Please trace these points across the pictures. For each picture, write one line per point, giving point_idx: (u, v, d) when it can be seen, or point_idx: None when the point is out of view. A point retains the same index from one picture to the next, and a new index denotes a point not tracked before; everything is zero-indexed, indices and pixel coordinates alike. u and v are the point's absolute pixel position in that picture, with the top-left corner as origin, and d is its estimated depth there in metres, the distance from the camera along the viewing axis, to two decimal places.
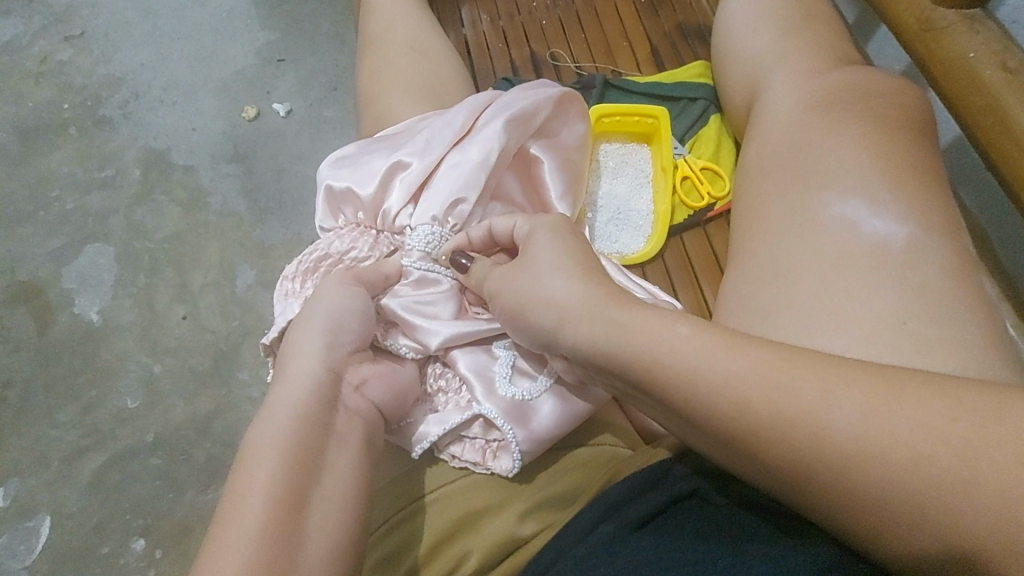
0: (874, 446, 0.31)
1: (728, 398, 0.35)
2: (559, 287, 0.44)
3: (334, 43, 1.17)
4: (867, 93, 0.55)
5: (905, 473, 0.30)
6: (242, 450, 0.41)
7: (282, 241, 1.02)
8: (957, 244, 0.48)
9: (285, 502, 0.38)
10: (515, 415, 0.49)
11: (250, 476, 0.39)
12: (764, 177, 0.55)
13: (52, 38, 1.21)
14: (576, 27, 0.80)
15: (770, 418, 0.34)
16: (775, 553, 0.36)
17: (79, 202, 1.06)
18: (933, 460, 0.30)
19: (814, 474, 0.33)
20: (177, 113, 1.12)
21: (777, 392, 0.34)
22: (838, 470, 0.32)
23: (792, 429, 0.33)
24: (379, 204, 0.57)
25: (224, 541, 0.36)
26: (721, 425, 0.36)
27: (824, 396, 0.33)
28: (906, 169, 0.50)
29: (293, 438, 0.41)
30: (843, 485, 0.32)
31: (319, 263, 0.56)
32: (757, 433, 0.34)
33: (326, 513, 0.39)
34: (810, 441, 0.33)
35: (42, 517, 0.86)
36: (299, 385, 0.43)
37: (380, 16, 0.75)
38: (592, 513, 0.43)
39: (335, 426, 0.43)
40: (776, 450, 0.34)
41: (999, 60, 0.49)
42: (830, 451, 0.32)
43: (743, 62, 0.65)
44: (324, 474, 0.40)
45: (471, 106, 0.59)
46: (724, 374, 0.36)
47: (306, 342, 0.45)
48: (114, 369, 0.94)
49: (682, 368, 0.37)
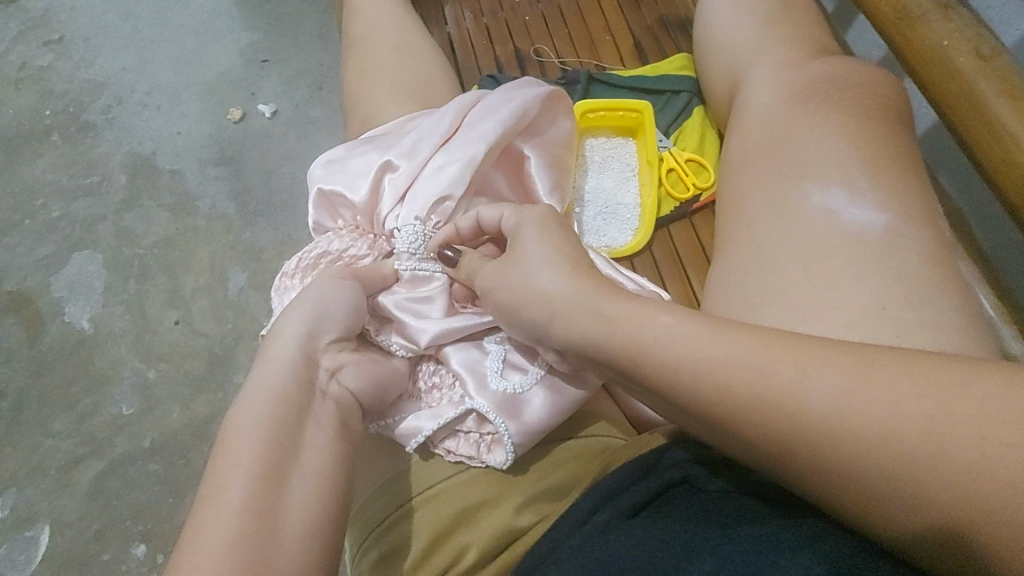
0: (850, 424, 0.32)
1: (712, 382, 0.36)
2: (544, 278, 0.44)
3: (318, 42, 1.17)
4: (845, 83, 0.56)
5: (878, 450, 0.32)
6: (221, 432, 0.42)
7: (271, 242, 1.02)
8: (934, 230, 0.49)
9: (263, 480, 0.39)
10: (507, 409, 0.50)
11: (229, 455, 0.40)
12: (745, 168, 0.57)
13: (31, 44, 1.20)
14: (559, 22, 0.81)
15: (750, 401, 0.35)
16: (766, 532, 0.37)
17: (66, 210, 1.06)
18: (907, 436, 0.31)
19: (794, 453, 0.34)
20: (162, 117, 1.12)
21: (757, 376, 0.35)
22: (817, 449, 0.33)
23: (772, 411, 0.35)
24: (368, 208, 0.58)
25: (207, 516, 0.37)
26: (704, 407, 0.37)
27: (800, 376, 0.34)
28: (883, 156, 0.51)
29: (271, 419, 0.41)
30: (821, 463, 0.33)
31: (318, 260, 0.57)
32: (738, 416, 0.36)
33: (311, 497, 0.40)
34: (789, 422, 0.34)
35: (42, 526, 0.86)
36: (278, 367, 0.44)
37: (362, 16, 0.75)
38: (587, 501, 0.44)
39: (313, 410, 0.43)
40: (757, 431, 0.35)
41: (973, 47, 0.51)
42: (807, 429, 0.33)
43: (724, 54, 0.66)
44: (312, 468, 0.41)
45: (456, 106, 0.60)
46: (706, 359, 0.37)
47: (289, 328, 0.46)
48: (109, 376, 0.94)
49: (666, 356, 0.38)
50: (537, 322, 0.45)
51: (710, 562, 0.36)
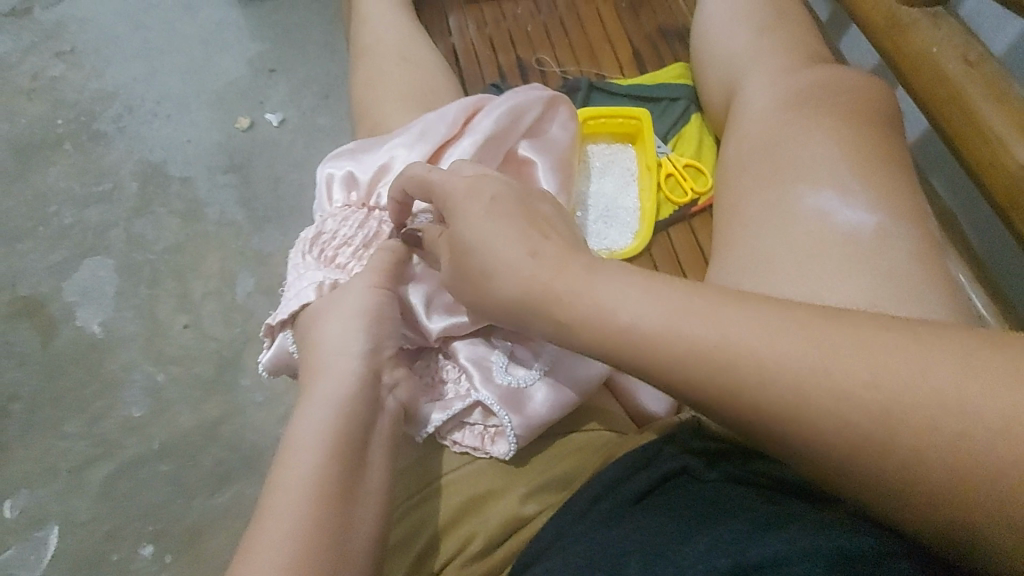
0: (812, 402, 0.31)
1: (673, 359, 0.34)
2: (514, 251, 0.39)
3: (325, 52, 1.19)
4: (837, 89, 0.58)
5: (854, 417, 0.30)
6: (282, 446, 0.44)
7: (279, 248, 1.04)
8: (923, 229, 0.50)
9: (331, 496, 0.41)
10: (510, 402, 0.50)
11: (293, 470, 0.41)
12: (742, 173, 0.58)
13: (44, 55, 1.23)
14: (560, 32, 0.83)
15: (724, 372, 0.33)
16: (758, 513, 0.38)
17: (78, 217, 1.08)
18: (881, 404, 0.30)
19: (769, 423, 0.32)
20: (171, 125, 1.14)
21: (733, 344, 0.33)
22: (791, 418, 0.32)
23: (748, 382, 0.32)
24: (377, 187, 0.60)
25: (274, 529, 0.39)
26: (680, 380, 0.34)
27: (764, 349, 0.32)
28: (873, 160, 0.53)
29: (338, 434, 0.43)
30: (796, 430, 0.32)
31: (316, 242, 0.58)
32: (713, 388, 0.33)
33: (373, 512, 0.42)
34: (765, 392, 0.32)
35: (52, 526, 0.88)
36: (342, 381, 0.45)
37: (370, 27, 0.77)
38: (590, 491, 0.45)
39: (378, 426, 0.46)
40: (717, 406, 0.33)
41: (960, 54, 0.54)
42: (769, 405, 0.32)
43: (721, 62, 0.68)
44: (369, 479, 0.43)
45: (500, 113, 0.62)
46: (671, 335, 0.34)
47: (349, 342, 0.47)
48: (120, 379, 0.96)
49: (641, 327, 0.35)
50: (503, 313, 0.41)
51: (705, 541, 0.37)
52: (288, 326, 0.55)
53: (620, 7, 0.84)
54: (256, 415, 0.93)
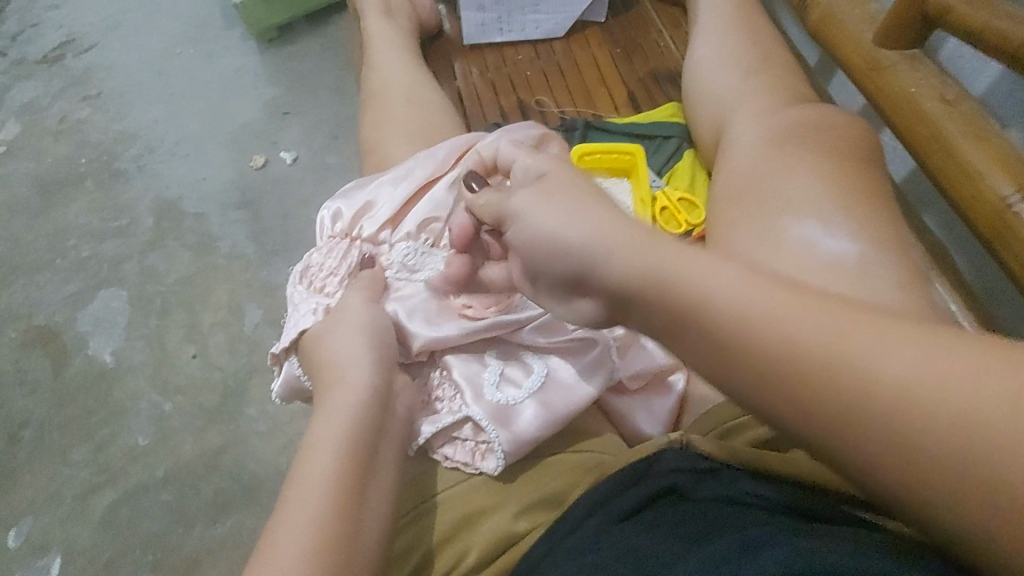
0: (913, 415, 0.26)
1: (748, 349, 0.30)
2: (563, 219, 0.38)
3: (337, 95, 1.25)
4: (817, 125, 0.61)
5: (966, 442, 0.25)
6: (299, 453, 0.46)
7: (286, 279, 1.06)
8: (907, 260, 0.52)
9: (344, 501, 0.43)
10: (499, 418, 0.51)
11: (307, 475, 0.43)
12: (728, 205, 0.61)
13: (73, 98, 1.30)
14: (558, 76, 0.87)
15: (813, 368, 0.28)
16: (748, 523, 0.39)
17: (95, 249, 1.12)
18: (1000, 431, 0.24)
19: (862, 438, 0.27)
20: (189, 164, 1.20)
21: (824, 339, 0.28)
22: (887, 434, 0.26)
23: (838, 382, 0.27)
24: (362, 221, 0.61)
25: (288, 532, 0.41)
26: (759, 375, 0.30)
27: (869, 348, 0.27)
28: (853, 192, 0.55)
29: (352, 435, 0.46)
30: (892, 451, 0.26)
31: (305, 273, 0.59)
32: (797, 389, 0.28)
33: (380, 519, 0.44)
34: (857, 396, 0.27)
35: (53, 555, 0.87)
36: (355, 391, 0.48)
37: (379, 71, 0.82)
38: (579, 509, 0.45)
39: (387, 432, 0.48)
40: (792, 411, 0.29)
41: (938, 94, 0.57)
42: (868, 421, 0.27)
43: (711, 102, 0.72)
44: (377, 485, 0.45)
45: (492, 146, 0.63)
46: (756, 321, 0.30)
47: (359, 355, 0.50)
48: (126, 408, 0.97)
49: (717, 310, 0.31)
50: (561, 279, 0.38)
51: (693, 562, 0.35)
52: (291, 352, 0.57)
53: (616, 53, 0.88)
54: (258, 445, 0.94)
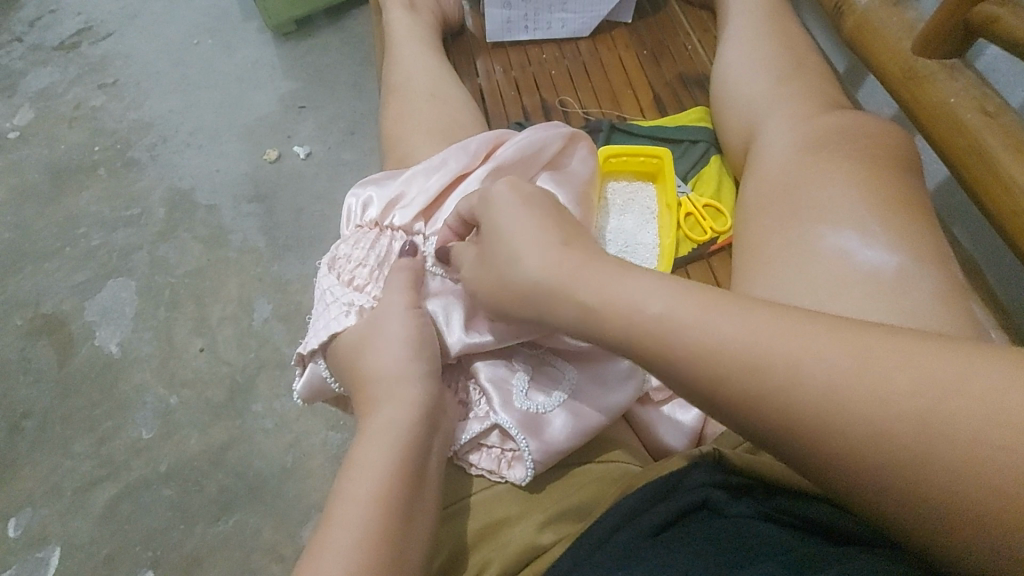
0: (846, 408, 0.29)
1: (716, 365, 0.32)
2: (530, 264, 0.40)
3: (353, 91, 1.24)
4: (854, 132, 0.59)
5: (882, 422, 0.28)
6: (343, 469, 0.45)
7: (298, 275, 1.05)
8: (947, 272, 0.50)
9: (393, 522, 0.42)
10: (530, 427, 0.49)
11: (353, 495, 0.43)
12: (763, 213, 0.59)
13: (89, 86, 1.29)
14: (583, 77, 0.86)
15: (747, 367, 0.31)
16: (782, 542, 0.37)
17: (104, 239, 1.11)
18: (904, 413, 0.27)
19: (796, 427, 0.30)
20: (202, 156, 1.18)
21: (755, 342, 0.31)
22: (816, 423, 0.29)
23: (767, 380, 0.31)
24: (393, 212, 0.60)
25: (336, 555, 0.40)
26: (699, 370, 0.32)
27: (796, 351, 0.31)
28: (895, 204, 0.53)
29: (396, 455, 0.44)
30: (819, 440, 0.29)
31: (332, 262, 0.58)
32: (733, 385, 0.31)
33: (424, 534, 0.44)
34: (785, 390, 0.30)
35: (53, 547, 0.86)
36: (403, 409, 0.46)
37: (402, 66, 0.81)
38: (609, 521, 0.43)
39: (433, 448, 0.47)
40: (732, 406, 0.31)
41: (977, 105, 0.55)
42: (802, 408, 0.30)
43: (743, 105, 0.70)
44: (424, 500, 0.45)
45: (521, 145, 0.61)
46: (705, 332, 0.33)
47: (394, 367, 0.49)
48: (132, 401, 0.96)
49: (662, 318, 0.34)
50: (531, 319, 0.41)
51: None
52: (319, 354, 0.55)
53: (642, 55, 0.87)
54: (264, 442, 0.92)
